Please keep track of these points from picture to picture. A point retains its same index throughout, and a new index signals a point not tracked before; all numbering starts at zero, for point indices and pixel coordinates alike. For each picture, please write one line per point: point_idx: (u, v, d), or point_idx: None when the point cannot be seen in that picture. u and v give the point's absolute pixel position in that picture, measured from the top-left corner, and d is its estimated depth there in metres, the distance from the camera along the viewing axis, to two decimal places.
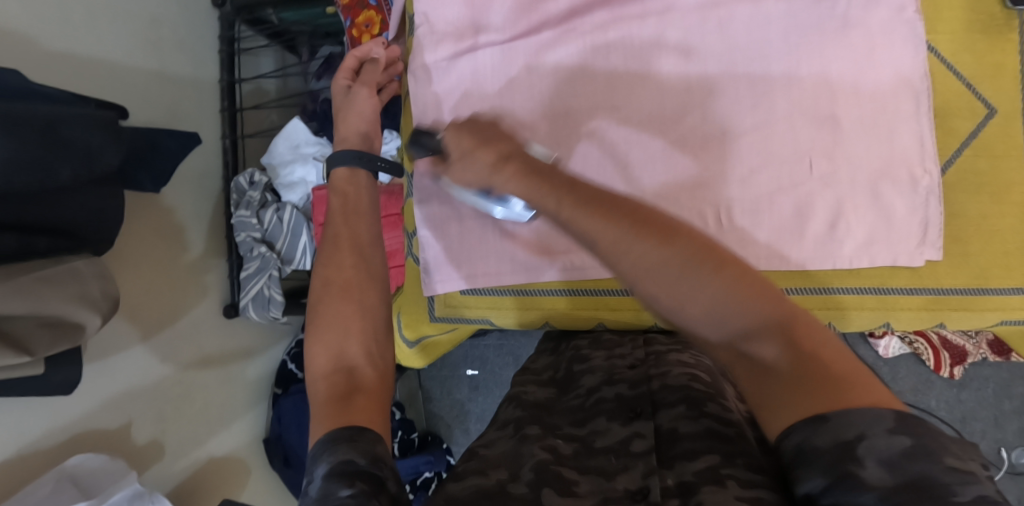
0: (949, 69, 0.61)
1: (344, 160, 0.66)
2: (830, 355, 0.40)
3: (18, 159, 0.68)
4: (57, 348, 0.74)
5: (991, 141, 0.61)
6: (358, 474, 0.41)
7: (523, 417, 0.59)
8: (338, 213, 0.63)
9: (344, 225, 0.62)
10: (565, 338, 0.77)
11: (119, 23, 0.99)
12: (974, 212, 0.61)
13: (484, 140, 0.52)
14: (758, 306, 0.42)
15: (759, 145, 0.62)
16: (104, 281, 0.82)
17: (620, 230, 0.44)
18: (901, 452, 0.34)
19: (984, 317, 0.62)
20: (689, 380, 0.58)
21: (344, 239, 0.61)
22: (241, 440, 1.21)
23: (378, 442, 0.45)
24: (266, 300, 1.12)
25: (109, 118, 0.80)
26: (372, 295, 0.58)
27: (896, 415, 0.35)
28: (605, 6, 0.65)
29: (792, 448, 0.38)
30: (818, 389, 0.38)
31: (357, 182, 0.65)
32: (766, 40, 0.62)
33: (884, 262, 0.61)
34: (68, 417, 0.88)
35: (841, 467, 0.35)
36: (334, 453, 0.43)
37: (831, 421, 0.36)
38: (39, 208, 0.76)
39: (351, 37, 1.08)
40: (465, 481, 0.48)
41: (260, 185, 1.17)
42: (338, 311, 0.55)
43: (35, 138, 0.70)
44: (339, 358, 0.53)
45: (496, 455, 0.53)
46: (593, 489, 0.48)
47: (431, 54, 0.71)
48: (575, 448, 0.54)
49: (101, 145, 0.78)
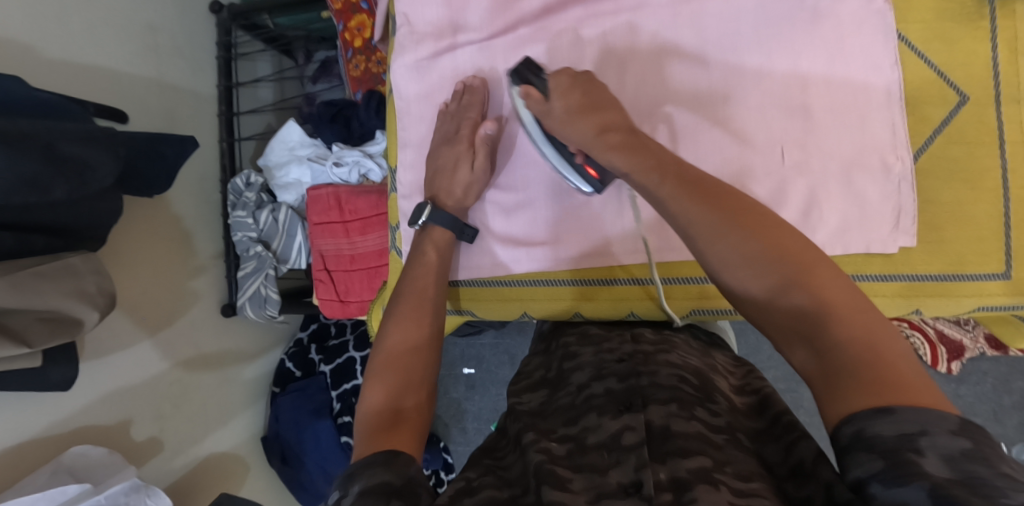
0: (919, 57, 0.62)
1: (443, 221, 0.69)
2: (896, 359, 0.40)
3: (17, 175, 0.70)
4: (54, 341, 0.76)
5: (963, 128, 0.61)
6: (394, 493, 0.42)
7: (521, 427, 0.59)
8: (433, 267, 0.66)
9: (431, 276, 0.65)
10: (555, 337, 0.74)
11: (118, 31, 1.02)
12: (949, 199, 0.62)
13: (593, 106, 0.60)
14: (831, 308, 0.43)
15: (734, 135, 0.63)
16: (101, 276, 0.84)
17: (714, 220, 0.50)
18: (961, 452, 0.33)
19: (960, 304, 0.62)
20: (679, 381, 0.57)
21: (430, 294, 0.64)
22: (240, 437, 1.24)
23: (411, 463, 0.46)
24: (263, 299, 1.15)
25: (105, 132, 0.84)
26: (435, 354, 0.59)
27: (960, 419, 0.35)
28: (580, 3, 0.67)
29: (850, 434, 0.37)
30: (877, 388, 0.38)
31: (445, 249, 0.69)
32: (738, 32, 0.63)
33: (857, 248, 0.62)
34: (70, 412, 0.90)
35: (898, 455, 0.34)
36: (371, 474, 0.44)
37: (896, 414, 0.36)
38: (38, 216, 0.79)
39: (343, 41, 1.11)
40: (478, 493, 0.50)
41: (256, 186, 1.19)
42: (405, 361, 0.57)
43: (33, 155, 0.72)
44: (393, 399, 0.54)
45: (512, 473, 0.54)
46: (587, 485, 0.48)
47: (413, 53, 0.73)
48: (567, 448, 0.54)
49: (98, 159, 0.80)
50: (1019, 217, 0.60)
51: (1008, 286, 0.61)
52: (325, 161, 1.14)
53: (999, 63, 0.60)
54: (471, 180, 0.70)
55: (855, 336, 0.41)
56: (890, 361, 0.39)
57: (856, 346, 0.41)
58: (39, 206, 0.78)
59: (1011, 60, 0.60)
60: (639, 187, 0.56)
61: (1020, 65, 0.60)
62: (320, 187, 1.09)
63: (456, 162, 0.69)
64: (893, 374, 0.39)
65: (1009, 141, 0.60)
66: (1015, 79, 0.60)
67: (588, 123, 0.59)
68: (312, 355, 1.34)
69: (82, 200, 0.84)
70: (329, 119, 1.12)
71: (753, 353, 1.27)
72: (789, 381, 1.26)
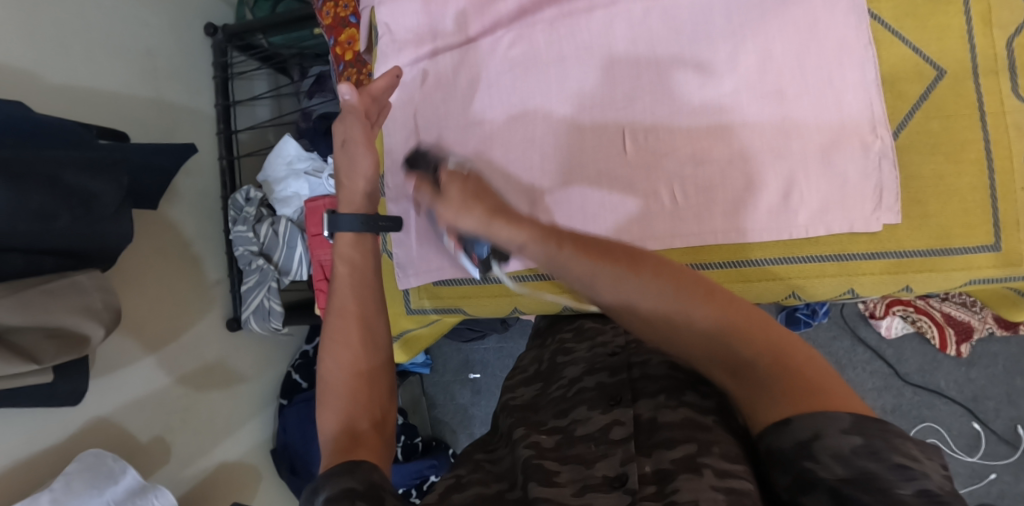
0: (892, 34, 0.62)
1: (350, 224, 0.63)
2: (795, 360, 0.40)
3: (25, 206, 0.74)
4: (63, 357, 0.78)
5: (942, 102, 0.61)
6: (358, 497, 0.44)
7: (512, 421, 0.60)
8: (344, 282, 0.62)
9: (351, 293, 0.62)
10: (550, 332, 0.77)
11: (118, 56, 1.05)
12: (930, 172, 0.62)
13: (478, 193, 0.52)
14: (719, 320, 0.43)
15: (721, 122, 0.64)
16: (106, 292, 0.86)
17: (600, 272, 0.47)
18: (851, 450, 0.35)
19: (950, 277, 0.63)
20: (671, 369, 0.56)
21: (354, 309, 0.61)
22: (248, 449, 1.25)
23: (375, 470, 0.48)
24: (266, 311, 1.16)
25: (113, 156, 0.86)
26: (377, 364, 0.59)
27: (853, 417, 0.36)
28: (553, 3, 0.68)
29: (765, 448, 0.39)
30: (792, 395, 0.39)
31: (364, 248, 0.64)
32: (710, 21, 0.63)
33: (840, 228, 0.62)
34: (79, 428, 0.92)
35: (798, 465, 0.36)
36: (336, 482, 0.46)
37: (793, 423, 0.37)
38: (61, 240, 0.81)
39: (336, 56, 1.12)
40: (466, 490, 0.51)
41: (256, 201, 1.21)
42: (349, 383, 0.57)
43: (38, 186, 0.75)
44: (347, 419, 0.54)
45: (501, 467, 0.56)
46: (574, 477, 0.49)
47: (395, 60, 0.75)
48: (557, 440, 0.55)
49: (103, 190, 0.83)
50: (1005, 189, 0.60)
51: (999, 258, 0.61)
52: (322, 174, 1.16)
53: (973, 36, 0.61)
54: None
55: (760, 349, 0.41)
56: (803, 365, 0.40)
57: (760, 355, 0.41)
58: (63, 226, 0.80)
59: (985, 32, 0.60)
60: (534, 258, 0.50)
61: (995, 37, 0.60)
62: (316, 198, 1.12)
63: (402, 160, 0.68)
64: (796, 376, 0.39)
65: (990, 113, 0.60)
66: (990, 51, 0.60)
67: (470, 220, 0.51)
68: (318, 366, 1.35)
69: (104, 219, 0.85)
70: (324, 132, 1.18)
71: None
72: None
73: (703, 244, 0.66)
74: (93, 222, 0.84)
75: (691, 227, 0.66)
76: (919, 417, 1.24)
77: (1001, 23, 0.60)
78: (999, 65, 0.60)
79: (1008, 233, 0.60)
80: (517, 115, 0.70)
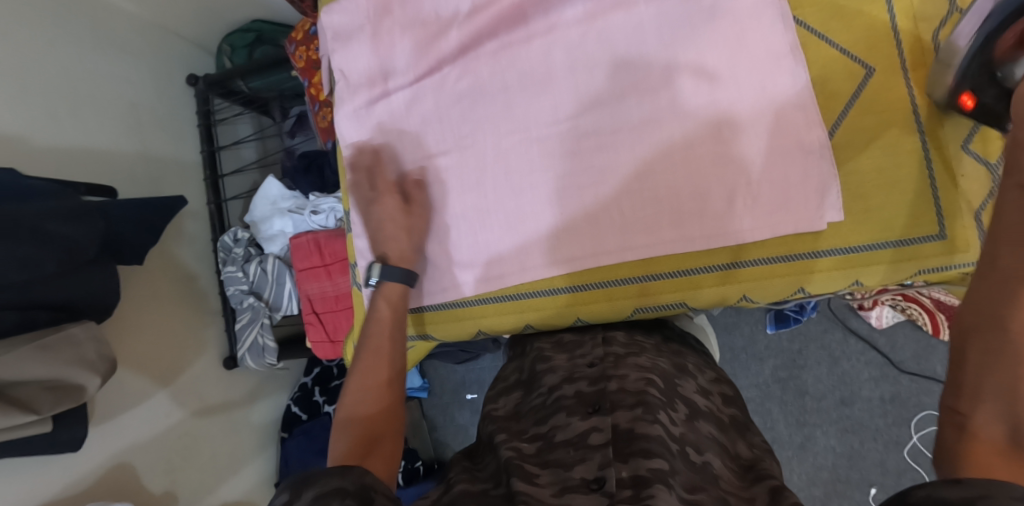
0: (819, 38, 0.64)
1: (393, 275, 0.73)
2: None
3: (9, 255, 0.76)
4: (60, 407, 0.82)
5: (873, 98, 0.63)
6: (348, 495, 0.47)
7: (493, 430, 0.63)
8: (383, 320, 0.71)
9: (385, 337, 0.69)
10: (528, 342, 0.79)
11: (103, 113, 1.09)
12: (871, 167, 0.63)
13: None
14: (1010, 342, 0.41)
15: (658, 138, 0.66)
16: (100, 343, 0.89)
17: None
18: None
19: (899, 269, 0.63)
20: (646, 385, 0.59)
21: (386, 350, 0.68)
22: (252, 485, 1.28)
23: (366, 474, 0.51)
24: (260, 348, 1.19)
25: (92, 205, 0.90)
26: (397, 391, 0.66)
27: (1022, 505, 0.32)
28: (494, 36, 0.70)
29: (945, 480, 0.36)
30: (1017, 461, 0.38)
31: (402, 295, 0.73)
32: (642, 41, 0.65)
33: (789, 228, 0.64)
34: (84, 472, 0.95)
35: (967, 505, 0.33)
36: (326, 483, 0.48)
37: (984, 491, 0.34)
38: (49, 292, 0.84)
39: (312, 96, 1.17)
40: (452, 491, 0.55)
41: (243, 241, 1.24)
42: (370, 403, 0.64)
43: (24, 239, 0.78)
44: (364, 428, 0.62)
45: (487, 473, 0.58)
46: (553, 479, 0.51)
47: (351, 103, 0.79)
48: (538, 446, 0.57)
49: (82, 235, 0.86)
50: (943, 177, 0.61)
51: (947, 246, 0.62)
52: (304, 211, 1.20)
53: (899, 34, 0.62)
54: (406, 225, 0.75)
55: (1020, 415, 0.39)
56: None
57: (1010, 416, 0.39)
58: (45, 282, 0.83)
59: (911, 26, 0.62)
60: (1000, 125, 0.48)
61: (921, 29, 0.62)
62: (300, 235, 1.15)
63: (387, 214, 0.74)
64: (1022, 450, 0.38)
65: (923, 105, 0.62)
66: (915, 45, 0.62)
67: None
68: (317, 397, 1.37)
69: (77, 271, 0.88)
70: (303, 170, 1.23)
71: (750, 345, 1.31)
72: (790, 369, 1.29)
73: (653, 255, 0.68)
74: (70, 272, 0.87)
75: (643, 240, 0.68)
76: (919, 405, 1.22)
77: (925, 16, 0.62)
78: (926, 57, 0.62)
79: (952, 221, 0.61)
80: (472, 143, 0.73)
